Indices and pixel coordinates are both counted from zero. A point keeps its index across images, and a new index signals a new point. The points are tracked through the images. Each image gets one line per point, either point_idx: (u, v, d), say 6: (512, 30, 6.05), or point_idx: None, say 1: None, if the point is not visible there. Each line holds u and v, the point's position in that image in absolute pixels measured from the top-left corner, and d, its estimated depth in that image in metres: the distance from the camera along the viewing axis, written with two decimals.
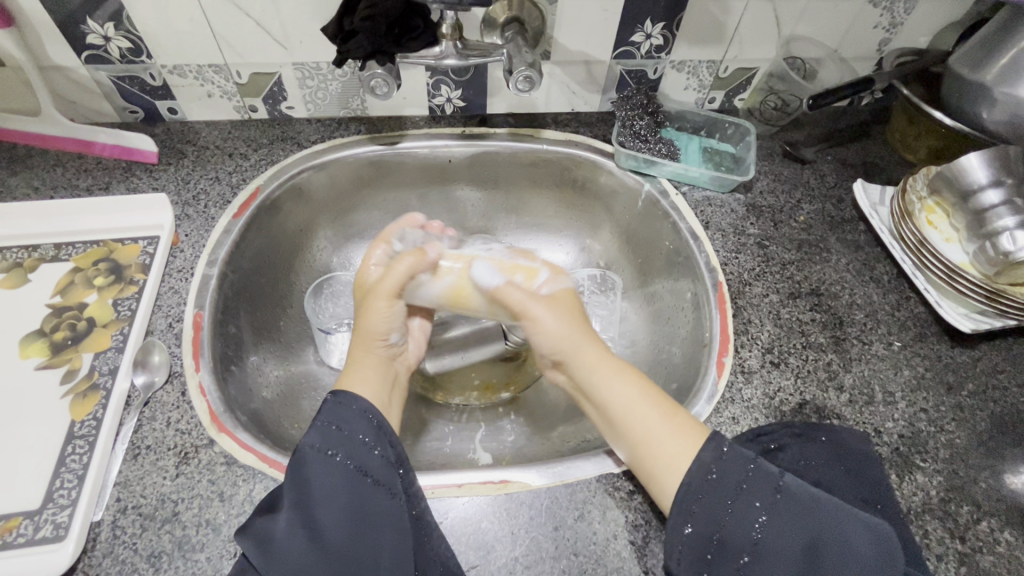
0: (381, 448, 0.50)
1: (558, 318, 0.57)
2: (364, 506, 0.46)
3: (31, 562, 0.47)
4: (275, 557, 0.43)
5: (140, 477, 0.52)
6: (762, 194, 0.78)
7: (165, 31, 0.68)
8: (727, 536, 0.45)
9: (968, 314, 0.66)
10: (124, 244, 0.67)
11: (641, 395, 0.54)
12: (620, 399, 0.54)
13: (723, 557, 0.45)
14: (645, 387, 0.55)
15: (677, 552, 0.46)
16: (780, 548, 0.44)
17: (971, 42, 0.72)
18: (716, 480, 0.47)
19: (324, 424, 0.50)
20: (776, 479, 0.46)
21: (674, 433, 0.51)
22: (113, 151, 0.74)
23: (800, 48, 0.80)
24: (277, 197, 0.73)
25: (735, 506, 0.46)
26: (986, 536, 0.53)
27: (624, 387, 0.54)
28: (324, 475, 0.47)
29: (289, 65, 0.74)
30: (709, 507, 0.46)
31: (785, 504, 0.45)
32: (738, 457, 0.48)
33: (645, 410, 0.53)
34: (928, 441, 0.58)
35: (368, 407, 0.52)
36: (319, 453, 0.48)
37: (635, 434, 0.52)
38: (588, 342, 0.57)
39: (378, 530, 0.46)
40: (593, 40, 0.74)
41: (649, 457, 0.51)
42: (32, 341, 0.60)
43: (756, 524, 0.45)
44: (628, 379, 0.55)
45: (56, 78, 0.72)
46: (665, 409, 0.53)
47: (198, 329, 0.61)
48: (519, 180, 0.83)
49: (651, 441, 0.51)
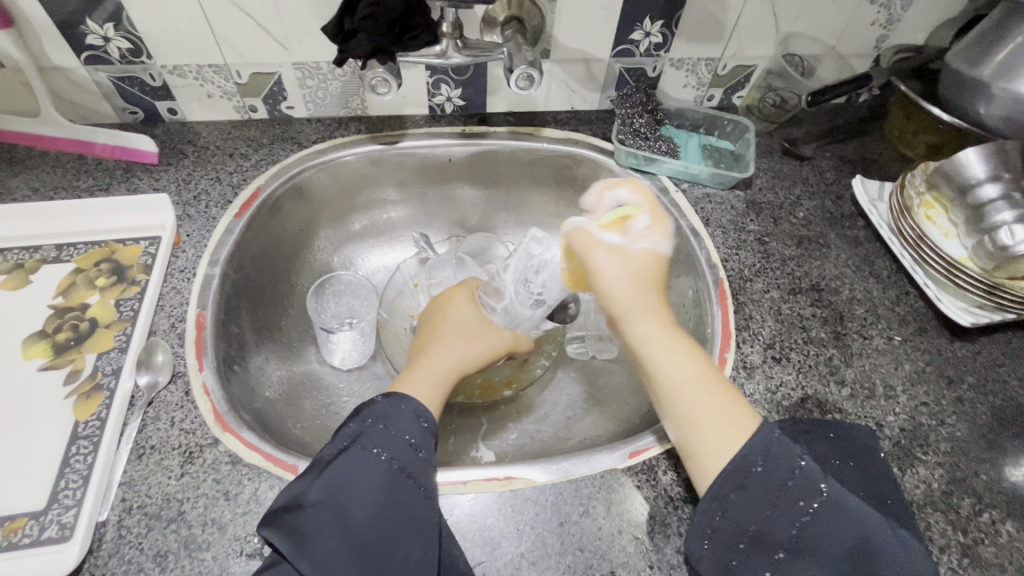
0: (424, 450, 0.51)
1: (631, 275, 0.55)
2: (397, 504, 0.47)
3: (37, 562, 0.47)
4: (304, 548, 0.43)
5: (144, 477, 0.52)
6: (761, 190, 0.78)
7: (164, 31, 0.68)
8: (764, 529, 0.46)
9: (968, 308, 0.66)
10: (125, 244, 0.67)
11: (700, 377, 0.52)
12: (675, 373, 0.52)
13: (757, 548, 0.46)
14: (706, 364, 0.53)
15: (706, 542, 0.47)
16: (817, 547, 0.44)
17: (967, 38, 0.72)
18: (761, 473, 0.47)
19: (371, 423, 0.51)
20: (821, 481, 0.46)
21: (724, 422, 0.50)
22: (113, 152, 0.74)
23: (798, 45, 0.80)
24: (278, 197, 0.73)
25: (776, 502, 0.46)
26: (987, 527, 0.53)
27: (681, 360, 0.53)
28: (366, 472, 0.48)
29: (289, 65, 0.74)
30: (747, 499, 0.47)
31: (827, 507, 0.45)
32: (788, 456, 0.47)
33: (699, 394, 0.51)
34: (929, 434, 0.59)
35: (418, 410, 0.53)
36: (363, 450, 0.49)
37: (687, 413, 0.51)
38: (648, 310, 0.55)
39: (410, 529, 0.46)
40: (592, 38, 0.74)
41: (697, 438, 0.50)
42: (35, 342, 0.60)
43: (796, 522, 0.45)
44: (689, 354, 0.53)
45: (55, 79, 0.72)
46: (723, 395, 0.51)
47: (201, 328, 0.61)
48: (519, 178, 0.83)
49: (703, 427, 0.50)
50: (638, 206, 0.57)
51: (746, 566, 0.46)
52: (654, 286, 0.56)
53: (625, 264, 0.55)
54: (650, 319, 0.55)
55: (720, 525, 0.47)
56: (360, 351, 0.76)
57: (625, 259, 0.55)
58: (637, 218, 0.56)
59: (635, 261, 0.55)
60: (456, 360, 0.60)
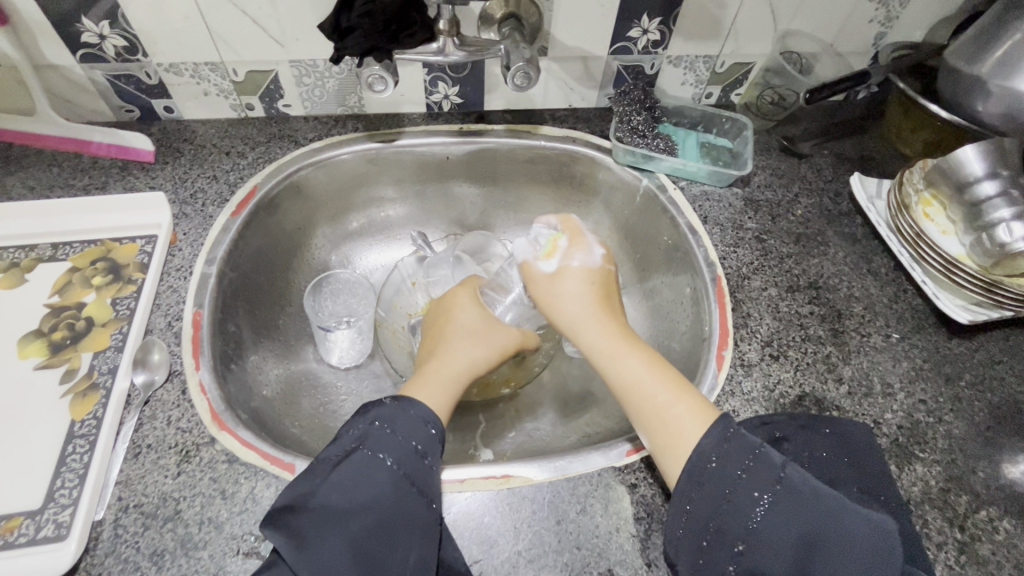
0: (430, 457, 0.51)
1: (569, 292, 0.61)
2: (398, 508, 0.47)
3: (33, 562, 0.47)
4: (301, 551, 0.43)
5: (141, 476, 0.52)
6: (759, 188, 0.78)
7: (160, 29, 0.68)
8: (722, 521, 0.46)
9: (965, 305, 0.66)
10: (122, 243, 0.67)
11: (649, 372, 0.55)
12: (631, 376, 0.55)
13: (718, 544, 0.45)
14: (653, 360, 0.56)
15: (676, 541, 0.47)
16: (775, 537, 0.44)
17: (966, 35, 0.72)
18: (716, 467, 0.48)
19: (378, 427, 0.51)
20: (777, 469, 0.46)
21: (679, 417, 0.51)
22: (109, 150, 0.73)
23: (796, 43, 0.80)
24: (275, 195, 0.73)
25: (733, 494, 0.46)
26: (984, 525, 0.53)
27: (631, 362, 0.56)
28: (369, 476, 0.48)
29: (285, 62, 0.73)
30: (709, 491, 0.47)
31: (785, 495, 0.45)
32: (744, 447, 0.48)
33: (652, 394, 0.54)
34: (927, 431, 0.59)
35: (426, 415, 0.52)
36: (369, 454, 0.49)
37: (642, 413, 0.53)
38: (594, 320, 0.59)
39: (409, 533, 0.46)
40: (590, 35, 0.74)
41: (653, 438, 0.52)
42: (31, 341, 0.60)
43: (752, 514, 0.45)
44: (640, 356, 0.56)
45: (50, 77, 0.71)
46: (674, 388, 0.53)
47: (198, 327, 0.61)
48: (517, 176, 0.83)
49: (658, 421, 0.52)
50: (559, 235, 0.64)
51: (711, 564, 0.45)
52: (594, 298, 0.61)
53: (554, 282, 0.62)
54: (597, 328, 0.59)
55: (688, 522, 0.47)
56: (359, 351, 0.76)
57: (558, 279, 0.62)
58: (559, 244, 0.64)
59: (566, 278, 0.62)
60: (464, 364, 0.59)
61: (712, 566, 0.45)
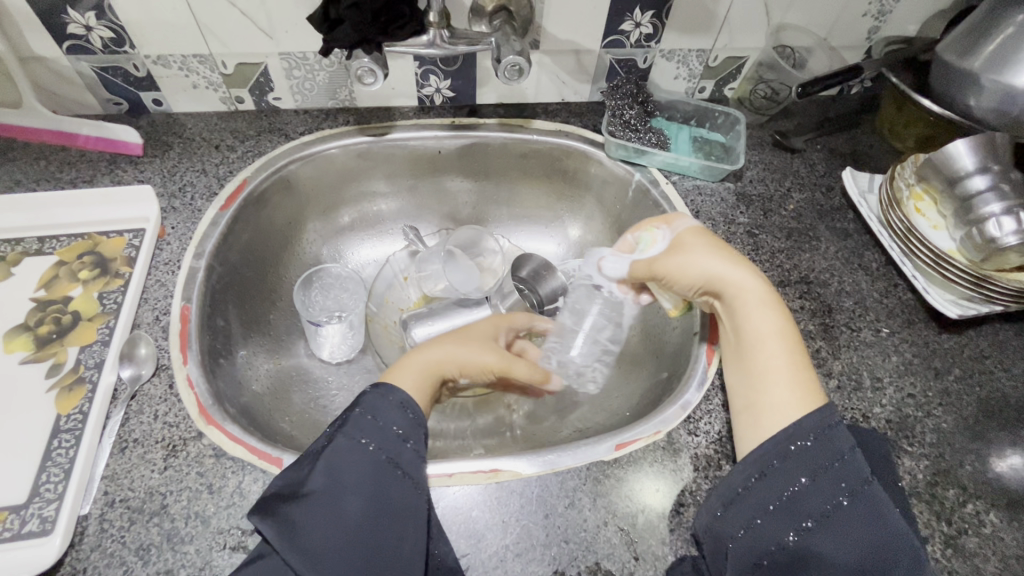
0: (412, 440, 0.49)
1: (697, 255, 0.58)
2: (387, 495, 0.46)
3: (17, 556, 0.47)
4: (297, 537, 0.43)
5: (127, 471, 0.51)
6: (751, 183, 0.78)
7: (148, 21, 0.67)
8: (796, 498, 0.44)
9: (956, 300, 0.66)
10: (109, 237, 0.67)
11: (780, 330, 0.54)
12: (763, 332, 0.54)
13: (786, 513, 0.44)
14: (787, 324, 0.55)
15: (736, 496, 0.47)
16: (848, 529, 0.43)
17: (959, 30, 0.72)
18: (810, 447, 0.46)
19: (359, 413, 0.50)
20: (866, 477, 0.45)
21: (792, 384, 0.51)
22: (96, 144, 0.73)
23: (789, 36, 0.80)
24: (265, 189, 0.73)
25: (820, 481, 0.45)
26: (971, 518, 0.54)
27: (766, 319, 0.55)
28: (353, 463, 0.47)
29: (275, 54, 0.73)
30: (788, 468, 0.46)
31: (868, 497, 0.44)
32: (840, 443, 0.46)
33: (777, 353, 0.53)
34: (915, 425, 0.59)
35: (406, 400, 0.51)
36: (352, 440, 0.48)
37: (757, 364, 0.53)
38: (737, 270, 0.57)
39: (397, 519, 0.46)
40: (582, 29, 0.74)
41: (767, 401, 0.51)
42: (17, 336, 0.60)
43: (834, 501, 0.44)
44: (774, 309, 0.55)
45: (36, 69, 0.70)
46: (796, 359, 0.53)
47: (186, 321, 0.61)
48: (510, 170, 0.83)
49: (768, 383, 0.52)
50: (649, 227, 0.64)
51: (766, 527, 0.44)
52: (726, 250, 0.59)
53: (668, 251, 0.60)
54: (732, 271, 0.57)
55: (757, 485, 0.46)
56: (348, 348, 0.75)
57: (676, 252, 0.60)
58: (654, 234, 0.64)
59: (687, 241, 0.60)
60: (438, 355, 0.58)
61: (769, 529, 0.44)
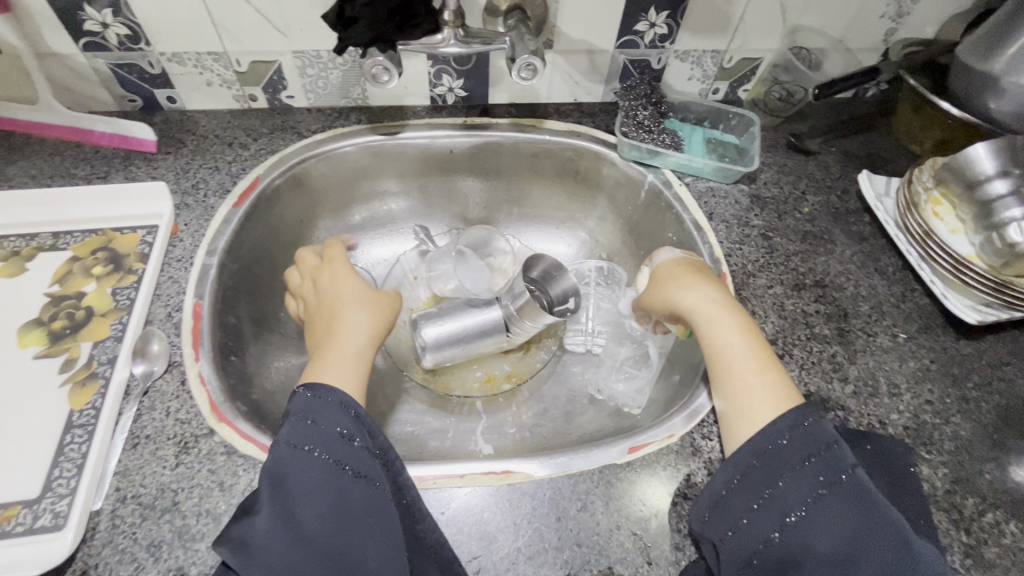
0: (359, 438, 0.48)
1: (667, 282, 0.63)
2: (343, 496, 0.45)
3: (30, 552, 0.47)
4: (254, 554, 0.42)
5: (139, 467, 0.51)
6: (766, 185, 0.77)
7: (164, 19, 0.67)
8: (779, 492, 0.44)
9: (974, 306, 0.65)
10: (123, 233, 0.67)
11: (743, 338, 0.56)
12: (728, 346, 0.55)
13: (768, 510, 0.44)
14: (753, 336, 0.56)
15: (720, 500, 0.47)
16: (833, 523, 0.42)
17: (979, 32, 0.71)
18: (787, 444, 0.46)
19: (297, 419, 0.48)
20: (849, 466, 0.44)
21: (765, 392, 0.51)
22: (111, 140, 0.73)
23: (805, 38, 0.79)
24: (277, 186, 0.73)
25: (794, 477, 0.45)
26: (991, 528, 0.53)
27: (731, 333, 0.56)
28: (301, 472, 0.45)
29: (288, 53, 0.73)
30: (767, 465, 0.46)
31: (852, 486, 0.43)
32: (821, 435, 0.46)
33: (745, 366, 0.54)
34: (933, 433, 0.58)
35: (346, 399, 0.50)
36: (295, 449, 0.46)
37: (726, 373, 0.54)
38: (703, 291, 0.60)
39: (359, 517, 0.44)
40: (596, 29, 0.73)
41: (738, 414, 0.52)
42: (31, 331, 0.60)
43: (813, 493, 0.43)
44: (738, 320, 0.57)
45: (52, 65, 0.71)
46: (763, 367, 0.53)
47: (198, 318, 0.61)
48: (521, 171, 0.82)
49: (744, 394, 0.52)
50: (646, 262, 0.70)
51: (754, 524, 0.44)
52: (700, 275, 0.62)
53: (652, 285, 0.65)
54: (699, 291, 0.60)
55: (738, 487, 0.46)
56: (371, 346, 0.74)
57: (655, 280, 0.65)
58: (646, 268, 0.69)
59: (663, 272, 0.65)
60: (354, 340, 0.58)
61: (756, 528, 0.44)
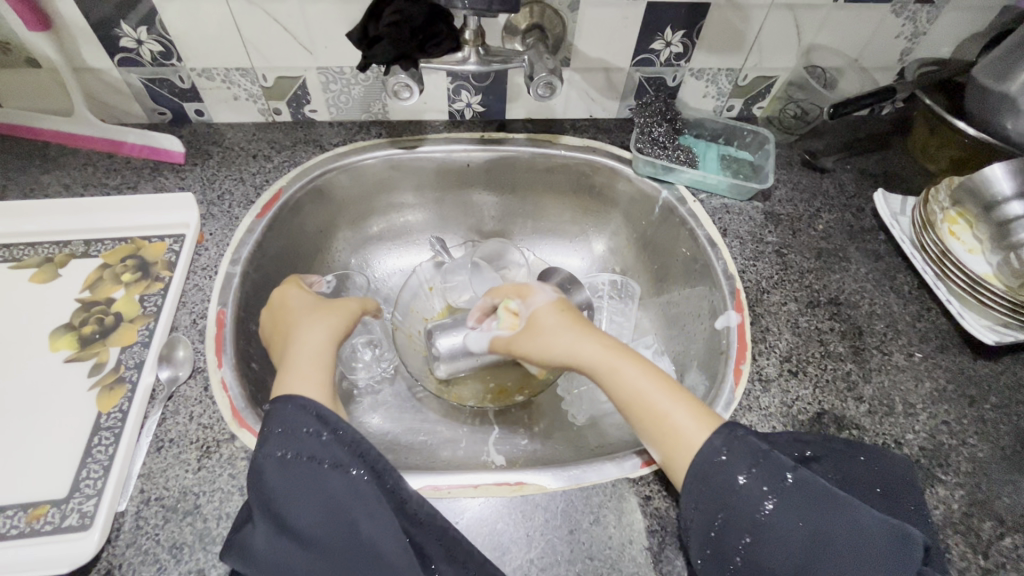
0: (326, 432, 0.48)
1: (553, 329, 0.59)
2: (325, 490, 0.45)
3: (57, 550, 0.48)
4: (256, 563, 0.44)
5: (162, 470, 0.53)
6: (780, 203, 0.77)
7: (195, 35, 0.70)
8: (731, 512, 0.45)
9: (992, 326, 0.65)
10: (151, 241, 0.69)
11: (645, 375, 0.54)
12: (633, 389, 0.53)
13: (728, 530, 0.45)
14: (651, 369, 0.55)
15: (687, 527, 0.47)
16: (788, 535, 0.43)
17: (995, 53, 0.72)
18: (727, 461, 0.47)
19: (268, 433, 0.49)
20: (788, 467, 0.46)
21: (686, 416, 0.51)
22: (141, 151, 0.76)
23: (820, 57, 0.80)
24: (299, 197, 0.75)
25: (745, 485, 0.45)
26: (1009, 552, 0.52)
27: (632, 375, 0.54)
28: (280, 476, 0.46)
29: (313, 69, 0.75)
30: (716, 486, 0.46)
31: (796, 492, 0.44)
32: (750, 446, 0.47)
33: (659, 401, 0.52)
34: (950, 454, 0.57)
35: (306, 403, 0.50)
36: (272, 458, 0.47)
37: (646, 414, 0.52)
38: (587, 339, 0.57)
39: (346, 511, 0.44)
40: (613, 48, 0.75)
41: (672, 447, 0.50)
42: (63, 335, 0.62)
43: (763, 507, 0.44)
44: (628, 358, 0.55)
45: (89, 79, 0.74)
46: (675, 395, 0.52)
47: (221, 325, 0.62)
48: (537, 185, 0.84)
49: (669, 427, 0.51)
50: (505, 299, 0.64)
51: (721, 550, 0.45)
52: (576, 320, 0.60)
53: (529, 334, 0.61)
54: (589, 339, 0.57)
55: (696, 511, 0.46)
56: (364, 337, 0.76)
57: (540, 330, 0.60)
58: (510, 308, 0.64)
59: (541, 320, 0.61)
60: (299, 349, 0.57)
61: (722, 548, 0.45)
